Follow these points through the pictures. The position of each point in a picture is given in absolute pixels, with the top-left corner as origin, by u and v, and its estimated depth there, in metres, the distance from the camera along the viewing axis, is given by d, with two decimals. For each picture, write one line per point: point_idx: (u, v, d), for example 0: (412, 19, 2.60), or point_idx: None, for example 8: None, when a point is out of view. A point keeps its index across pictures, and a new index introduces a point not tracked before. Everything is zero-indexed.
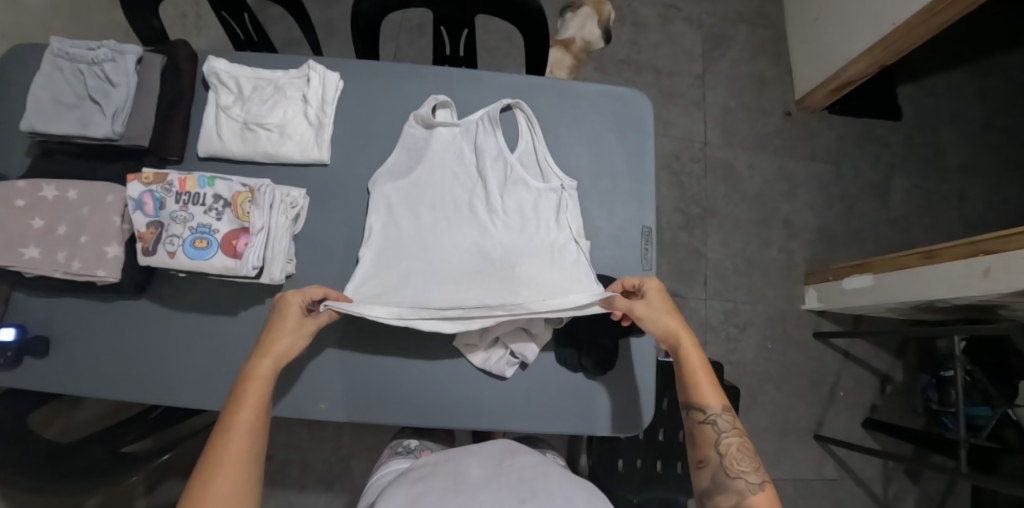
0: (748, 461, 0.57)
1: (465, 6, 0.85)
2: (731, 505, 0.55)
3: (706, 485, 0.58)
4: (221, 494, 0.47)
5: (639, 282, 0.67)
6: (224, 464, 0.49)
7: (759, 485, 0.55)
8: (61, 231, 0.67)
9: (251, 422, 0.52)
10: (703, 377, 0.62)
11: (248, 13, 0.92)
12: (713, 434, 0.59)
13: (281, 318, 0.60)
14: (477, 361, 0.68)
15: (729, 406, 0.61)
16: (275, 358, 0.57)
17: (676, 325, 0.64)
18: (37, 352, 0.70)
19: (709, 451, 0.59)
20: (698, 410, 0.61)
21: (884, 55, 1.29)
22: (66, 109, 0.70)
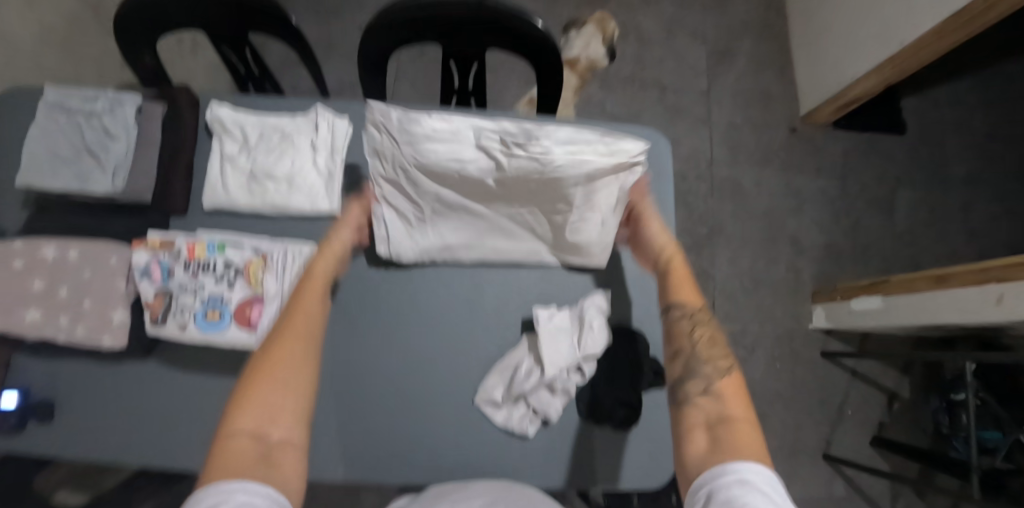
0: (719, 351, 0.56)
1: (476, 40, 0.82)
2: (700, 391, 0.52)
3: (679, 376, 0.55)
4: (288, 359, 0.48)
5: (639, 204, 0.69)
6: (290, 335, 0.51)
7: (727, 371, 0.54)
8: (63, 293, 0.65)
9: (310, 307, 0.55)
10: (680, 279, 0.62)
11: (249, 48, 0.90)
12: (686, 325, 0.59)
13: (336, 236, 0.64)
14: (499, 420, 0.66)
15: (707, 306, 0.60)
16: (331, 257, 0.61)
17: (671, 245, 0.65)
18: (42, 416, 0.67)
19: (682, 341, 0.57)
20: (674, 308, 0.59)
21: (891, 74, 1.28)
22: (63, 163, 0.67)
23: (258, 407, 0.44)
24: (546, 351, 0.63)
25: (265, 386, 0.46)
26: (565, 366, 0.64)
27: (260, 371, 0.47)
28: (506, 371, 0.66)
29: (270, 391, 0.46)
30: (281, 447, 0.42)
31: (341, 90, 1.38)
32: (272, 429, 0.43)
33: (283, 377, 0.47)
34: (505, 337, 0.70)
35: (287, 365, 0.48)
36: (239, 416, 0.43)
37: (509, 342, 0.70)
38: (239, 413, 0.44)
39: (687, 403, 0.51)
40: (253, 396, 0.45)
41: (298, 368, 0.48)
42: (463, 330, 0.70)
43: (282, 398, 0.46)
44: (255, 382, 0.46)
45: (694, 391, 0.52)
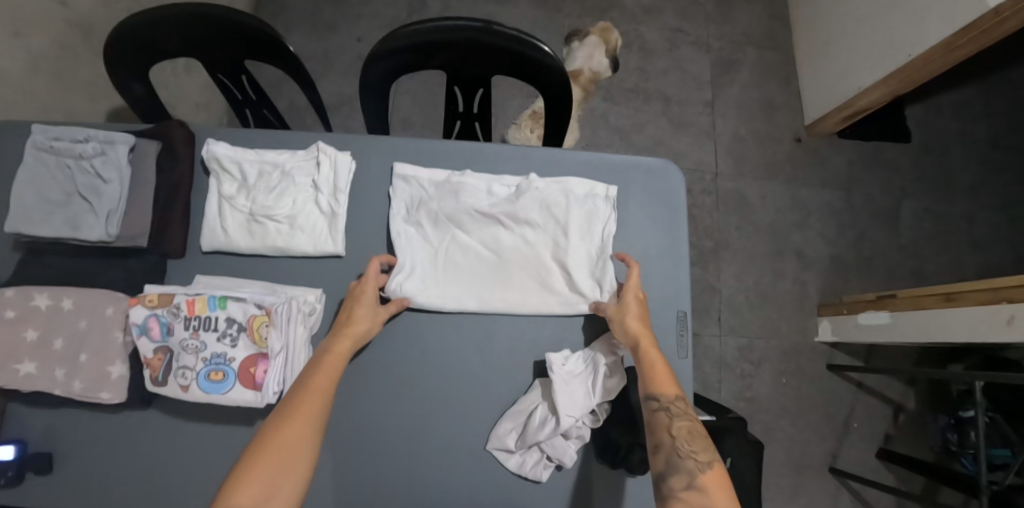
0: (701, 443, 0.53)
1: (482, 67, 0.80)
2: (683, 487, 0.50)
3: (659, 470, 0.53)
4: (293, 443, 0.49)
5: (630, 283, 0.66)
6: (298, 417, 0.50)
7: (709, 464, 0.51)
8: (58, 344, 0.62)
9: (329, 388, 0.54)
10: (655, 365, 0.59)
11: (246, 74, 0.86)
12: (665, 418, 0.55)
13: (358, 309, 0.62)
14: (512, 466, 0.65)
15: (683, 394, 0.57)
16: (355, 340, 0.60)
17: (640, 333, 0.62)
18: (40, 468, 0.65)
19: (660, 433, 0.54)
20: (650, 397, 0.57)
21: (898, 85, 1.26)
22: (54, 209, 0.64)
23: (255, 489, 0.45)
24: (562, 401, 0.61)
25: (267, 464, 0.47)
26: (580, 415, 0.62)
27: (264, 448, 0.47)
28: (519, 417, 0.65)
29: (265, 476, 0.46)
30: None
31: (339, 106, 1.35)
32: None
33: (282, 462, 0.47)
34: (516, 381, 0.69)
35: (292, 449, 0.48)
36: (239, 494, 0.44)
37: (521, 386, 0.69)
38: (237, 491, 0.44)
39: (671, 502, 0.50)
40: (256, 475, 0.46)
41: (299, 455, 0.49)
42: (474, 376, 0.68)
43: (282, 480, 0.47)
44: (254, 462, 0.46)
45: (677, 487, 0.50)
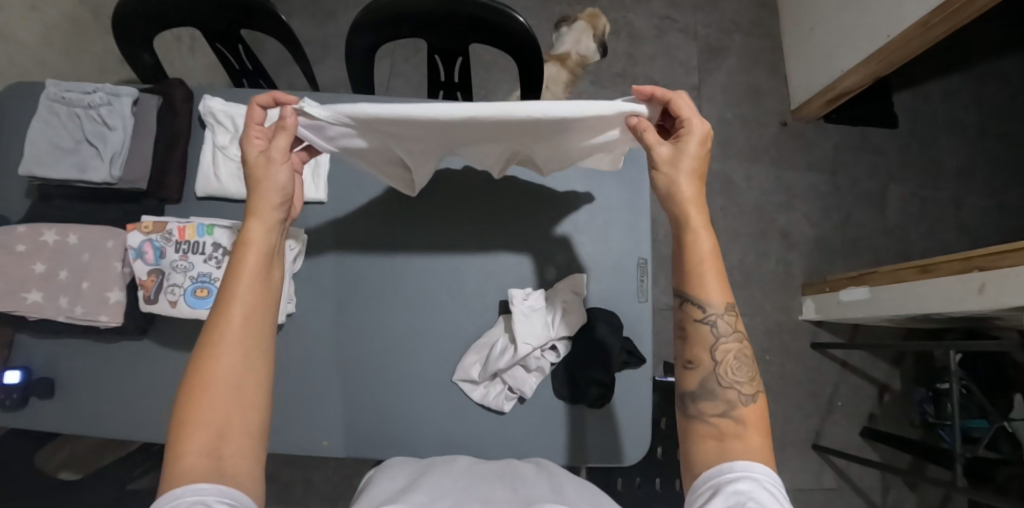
0: (744, 372, 0.52)
1: (459, 36, 0.85)
2: (716, 413, 0.51)
3: (693, 389, 0.53)
4: (228, 370, 0.46)
5: (686, 114, 0.54)
6: (222, 343, 0.46)
7: (751, 397, 0.52)
8: (63, 276, 0.68)
9: (245, 296, 0.49)
10: (710, 269, 0.53)
11: (243, 44, 0.93)
12: (711, 336, 0.53)
13: (266, 186, 0.52)
14: (476, 397, 0.71)
15: (735, 307, 0.54)
16: (263, 219, 0.51)
17: (691, 198, 0.54)
18: (43, 393, 0.70)
19: (703, 353, 0.53)
20: (696, 305, 0.53)
21: (879, 67, 1.29)
22: (62, 153, 0.70)
23: (203, 426, 0.43)
24: (520, 330, 0.67)
25: (203, 405, 0.44)
26: (538, 344, 0.67)
27: (197, 390, 0.45)
28: (483, 351, 0.71)
29: (209, 413, 0.44)
30: (236, 464, 0.43)
31: (338, 88, 1.42)
32: (225, 444, 0.43)
33: (223, 393, 0.45)
34: (483, 319, 0.74)
35: (226, 375, 0.46)
36: (188, 438, 0.43)
37: (485, 324, 0.74)
38: (182, 438, 0.43)
39: (698, 421, 0.52)
40: (196, 421, 0.44)
41: (240, 380, 0.46)
42: (443, 311, 0.74)
43: (228, 407, 0.45)
44: (192, 401, 0.44)
45: (710, 411, 0.51)
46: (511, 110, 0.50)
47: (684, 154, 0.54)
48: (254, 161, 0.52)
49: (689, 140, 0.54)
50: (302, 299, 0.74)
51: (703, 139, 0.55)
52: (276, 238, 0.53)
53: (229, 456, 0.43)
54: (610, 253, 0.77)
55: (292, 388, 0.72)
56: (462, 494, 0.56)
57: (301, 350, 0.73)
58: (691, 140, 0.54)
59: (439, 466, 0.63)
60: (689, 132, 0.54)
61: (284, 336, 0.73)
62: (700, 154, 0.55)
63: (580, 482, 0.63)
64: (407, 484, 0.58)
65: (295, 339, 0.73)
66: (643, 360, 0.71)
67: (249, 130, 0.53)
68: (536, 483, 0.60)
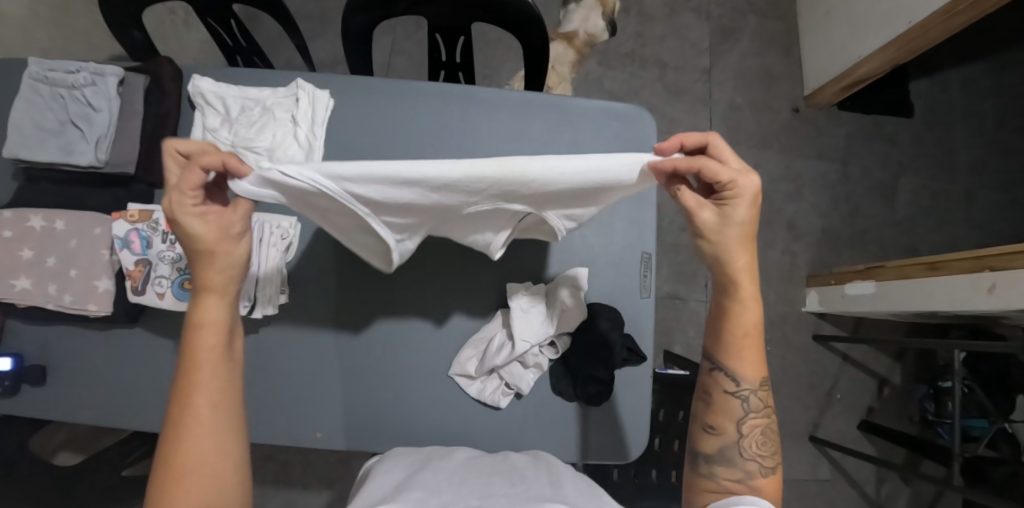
0: (768, 445, 0.56)
1: (460, 15, 0.81)
2: (733, 479, 0.55)
3: (710, 451, 0.56)
4: (202, 449, 0.48)
5: (730, 178, 0.50)
6: (193, 428, 0.48)
7: (771, 469, 0.55)
8: (51, 262, 0.67)
9: (211, 377, 0.50)
10: (752, 343, 0.56)
11: (235, 19, 0.89)
12: (739, 410, 0.56)
13: (211, 265, 0.51)
14: (472, 391, 0.70)
15: (768, 384, 0.57)
16: (220, 296, 0.52)
17: (745, 268, 0.53)
18: (34, 380, 0.70)
19: (728, 424, 0.56)
20: (729, 378, 0.56)
21: (897, 55, 1.25)
22: (48, 135, 0.67)
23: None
24: (518, 326, 0.65)
25: (183, 493, 0.46)
26: (537, 341, 0.66)
27: (175, 472, 0.47)
28: (479, 347, 0.69)
29: (189, 498, 0.46)
30: None
31: (336, 64, 1.38)
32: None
33: (201, 479, 0.47)
34: (482, 312, 0.72)
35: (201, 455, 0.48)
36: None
37: (483, 316, 0.72)
38: None
39: (713, 481, 0.56)
40: (175, 498, 0.46)
41: (216, 459, 0.49)
42: (442, 303, 0.72)
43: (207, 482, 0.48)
44: (169, 487, 0.46)
45: (725, 476, 0.55)
46: (509, 161, 0.43)
47: (729, 221, 0.51)
48: (204, 237, 0.50)
49: (737, 205, 0.51)
50: (296, 286, 0.71)
51: (755, 195, 0.51)
52: (231, 313, 0.54)
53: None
54: (613, 245, 0.74)
55: (285, 378, 0.71)
56: (460, 489, 0.56)
57: (293, 339, 0.71)
58: (740, 203, 0.51)
59: (436, 458, 0.63)
60: (738, 192, 0.50)
61: (278, 321, 0.71)
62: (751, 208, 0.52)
63: (574, 473, 0.62)
64: (400, 480, 0.58)
65: (286, 327, 0.71)
66: (643, 357, 0.69)
67: (172, 199, 0.49)
68: (532, 477, 0.60)
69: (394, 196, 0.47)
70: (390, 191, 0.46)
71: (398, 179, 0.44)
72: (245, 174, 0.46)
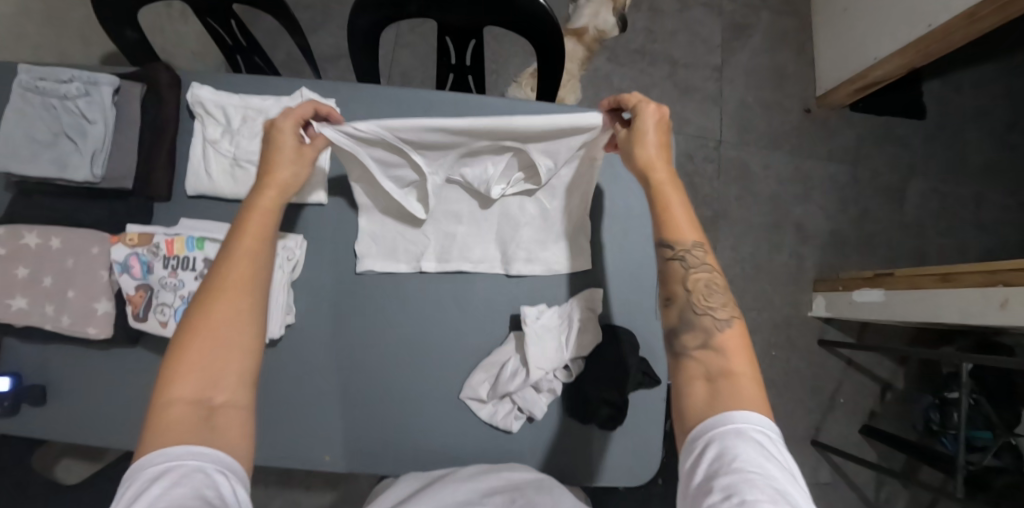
0: (718, 297, 0.49)
1: (472, 17, 0.78)
2: (699, 345, 0.46)
3: (673, 325, 0.49)
4: (228, 312, 0.44)
5: (634, 100, 0.55)
6: (224, 289, 0.44)
7: (729, 321, 0.47)
8: (49, 282, 0.65)
9: (255, 247, 0.48)
10: (679, 208, 0.51)
11: (236, 19, 0.84)
12: (681, 270, 0.49)
13: (281, 163, 0.54)
14: (483, 415, 0.68)
15: (706, 242, 0.51)
16: (279, 189, 0.53)
17: (661, 165, 0.53)
18: (34, 400, 0.68)
19: (675, 287, 0.49)
20: (665, 246, 0.50)
21: (914, 58, 1.22)
22: (40, 147, 0.64)
23: (193, 371, 0.41)
24: (533, 353, 0.64)
25: (199, 350, 0.41)
26: (551, 368, 0.65)
27: (197, 328, 0.42)
28: (489, 371, 0.68)
29: (202, 357, 0.41)
30: (227, 411, 0.40)
31: (338, 58, 1.33)
32: (215, 391, 0.41)
33: (220, 342, 0.42)
34: (493, 334, 0.71)
35: (221, 327, 0.43)
36: (176, 383, 0.40)
37: (495, 339, 0.71)
38: (172, 386, 0.40)
39: (682, 358, 0.47)
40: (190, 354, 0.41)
41: (237, 322, 0.43)
42: (452, 323, 0.71)
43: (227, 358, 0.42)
44: (186, 341, 0.42)
45: (692, 345, 0.47)
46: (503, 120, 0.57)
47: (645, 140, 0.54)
48: (288, 144, 0.55)
49: (643, 121, 0.54)
50: (302, 309, 0.70)
51: (658, 118, 0.55)
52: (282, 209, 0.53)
53: (221, 399, 0.40)
54: (628, 264, 0.73)
55: (293, 400, 0.69)
56: None
57: (300, 359, 0.69)
58: (645, 121, 0.54)
59: (433, 487, 0.59)
60: (641, 113, 0.55)
61: (285, 345, 0.69)
62: (659, 131, 0.55)
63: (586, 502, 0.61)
64: None
65: (292, 348, 0.69)
66: (655, 380, 0.69)
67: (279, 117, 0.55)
68: (538, 499, 0.55)
69: (429, 139, 0.61)
70: (426, 134, 0.60)
71: (437, 128, 0.58)
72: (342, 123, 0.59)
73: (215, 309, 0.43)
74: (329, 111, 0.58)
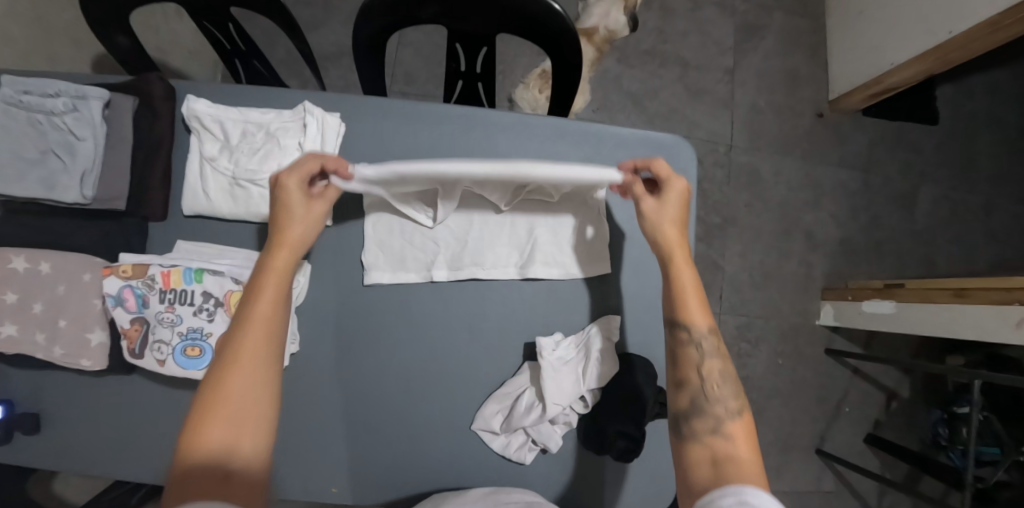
0: (729, 387, 0.51)
1: (484, 24, 0.73)
2: (710, 431, 0.48)
3: (683, 408, 0.50)
4: (247, 377, 0.44)
5: (665, 174, 0.58)
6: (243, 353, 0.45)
7: (738, 413, 0.49)
8: (39, 309, 0.61)
9: (273, 312, 0.49)
10: (694, 295, 0.54)
11: (234, 23, 0.79)
12: (696, 355, 0.52)
13: (296, 223, 0.54)
14: (497, 447, 0.66)
15: (717, 331, 0.54)
16: (291, 248, 0.53)
17: (678, 242, 0.56)
18: (28, 428, 0.65)
19: (690, 372, 0.51)
20: (681, 329, 0.53)
21: (933, 65, 1.18)
22: (26, 167, 0.60)
23: (212, 437, 0.40)
24: (550, 388, 0.61)
25: (218, 416, 0.41)
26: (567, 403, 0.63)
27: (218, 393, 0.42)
28: (503, 403, 0.66)
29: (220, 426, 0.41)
30: (243, 481, 0.40)
31: (339, 56, 1.28)
32: (228, 464, 0.40)
33: (237, 407, 0.42)
34: (507, 363, 0.68)
35: (240, 398, 0.43)
36: (191, 454, 0.39)
37: (509, 367, 0.68)
38: (188, 456, 0.39)
39: (694, 442, 0.47)
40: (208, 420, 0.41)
41: (256, 387, 0.44)
42: (463, 351, 0.68)
43: (255, 410, 0.43)
44: (206, 405, 0.42)
45: (703, 430, 0.48)
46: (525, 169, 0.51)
47: (665, 206, 0.57)
48: (297, 200, 0.54)
49: (670, 196, 0.57)
50: (306, 338, 0.67)
51: (681, 193, 0.58)
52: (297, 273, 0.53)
53: (238, 468, 0.40)
54: (648, 289, 0.70)
55: (298, 430, 0.66)
56: None
57: (304, 389, 0.67)
58: (670, 194, 0.57)
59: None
60: (669, 187, 0.58)
61: (289, 376, 0.66)
62: (682, 206, 0.58)
63: None
64: None
65: (296, 376, 0.67)
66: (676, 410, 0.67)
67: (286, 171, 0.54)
68: None
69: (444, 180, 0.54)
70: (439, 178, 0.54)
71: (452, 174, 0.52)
72: (350, 178, 0.55)
73: (230, 378, 0.43)
74: (338, 165, 0.54)
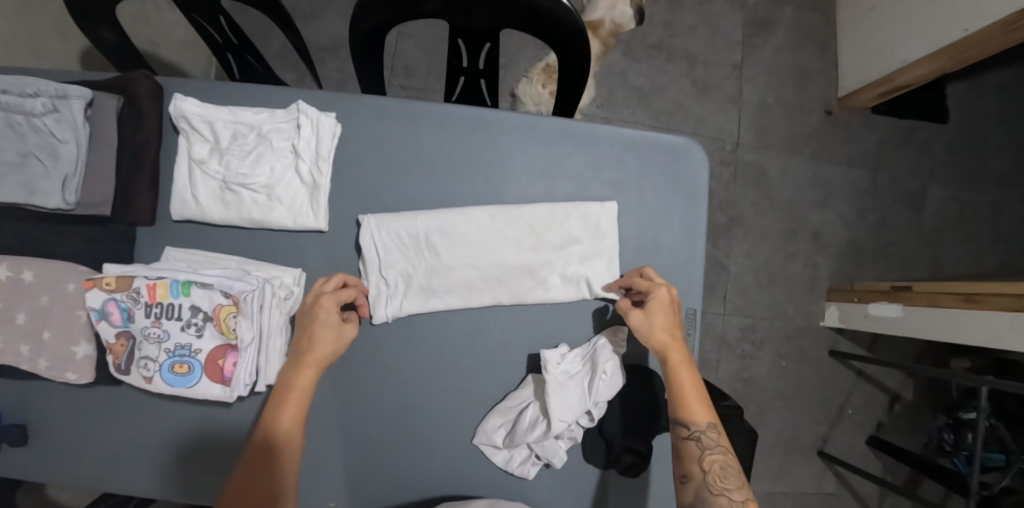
0: (733, 479, 0.53)
1: (487, 19, 0.70)
2: None
3: (688, 502, 0.54)
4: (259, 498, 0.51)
5: (647, 286, 0.61)
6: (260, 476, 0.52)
7: (743, 504, 0.51)
8: (22, 319, 0.59)
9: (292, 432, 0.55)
10: (692, 391, 0.58)
11: (225, 16, 0.76)
12: (696, 449, 0.55)
13: (322, 339, 0.57)
14: (499, 462, 0.65)
15: (718, 424, 0.57)
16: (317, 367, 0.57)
17: (671, 344, 0.59)
18: (15, 442, 0.63)
19: (691, 467, 0.54)
20: (682, 423, 0.57)
21: (946, 65, 1.15)
22: (6, 170, 0.57)
23: None
24: (554, 404, 0.59)
25: None
26: (573, 419, 0.60)
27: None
28: (506, 417, 0.64)
29: None
30: None
31: (338, 49, 1.24)
32: None
33: None
34: (509, 375, 0.66)
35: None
36: None
37: (513, 379, 0.66)
38: None
39: None
40: None
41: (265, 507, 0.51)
42: (466, 363, 0.66)
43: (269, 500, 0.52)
44: None
45: None
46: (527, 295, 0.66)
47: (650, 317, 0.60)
48: (328, 319, 0.57)
49: (652, 306, 0.60)
50: None
51: (665, 300, 0.61)
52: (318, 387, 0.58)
53: None
54: None
55: None
56: None
57: None
58: (653, 304, 0.60)
59: None
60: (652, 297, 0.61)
61: None
62: (669, 313, 0.61)
63: None
64: None
65: None
66: None
67: (325, 295, 0.58)
68: None
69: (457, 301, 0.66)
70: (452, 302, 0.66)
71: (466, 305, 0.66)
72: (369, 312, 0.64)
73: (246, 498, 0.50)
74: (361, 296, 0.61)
